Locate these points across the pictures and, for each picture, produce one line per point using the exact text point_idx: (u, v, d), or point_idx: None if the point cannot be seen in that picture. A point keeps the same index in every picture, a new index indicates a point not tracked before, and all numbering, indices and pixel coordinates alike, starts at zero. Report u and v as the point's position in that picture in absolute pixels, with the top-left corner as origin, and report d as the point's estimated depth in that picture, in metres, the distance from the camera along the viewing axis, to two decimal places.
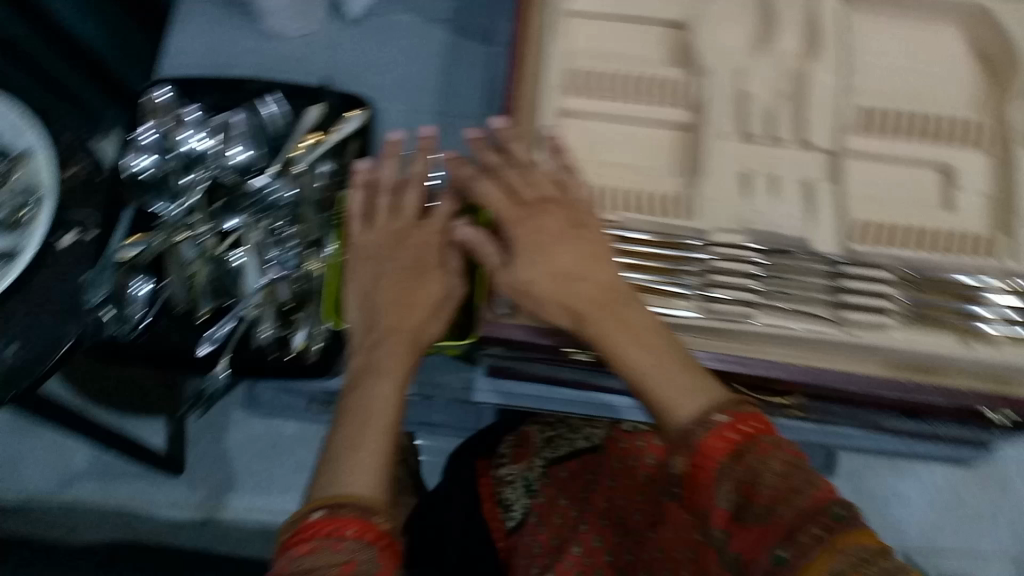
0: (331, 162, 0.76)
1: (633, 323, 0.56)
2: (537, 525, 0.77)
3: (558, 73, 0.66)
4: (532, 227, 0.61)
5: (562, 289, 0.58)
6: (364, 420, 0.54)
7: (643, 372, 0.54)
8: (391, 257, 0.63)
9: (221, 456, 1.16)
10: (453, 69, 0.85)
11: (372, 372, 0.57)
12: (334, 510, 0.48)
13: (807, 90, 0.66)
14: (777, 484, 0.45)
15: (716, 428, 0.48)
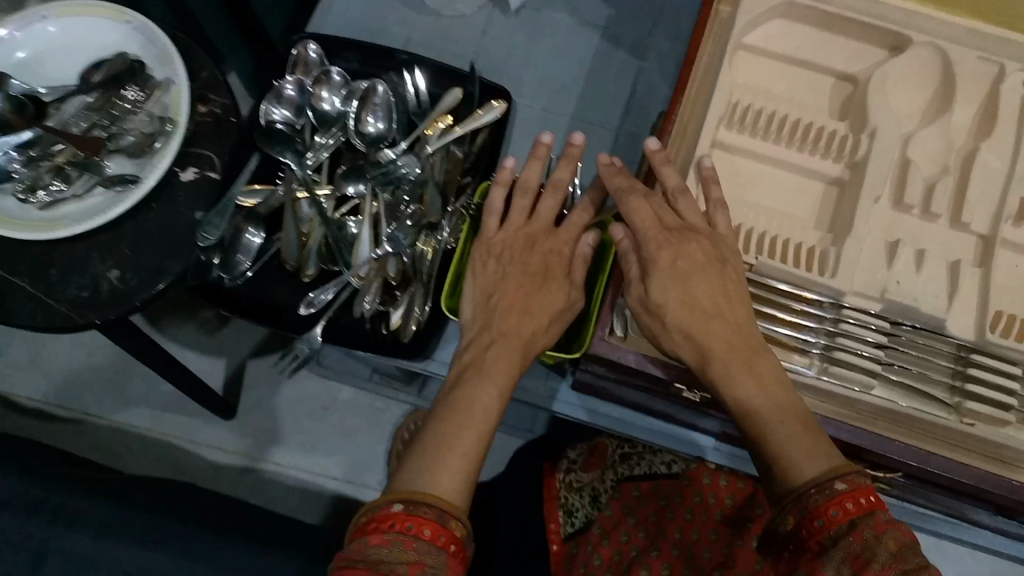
0: (462, 149, 0.75)
1: (761, 372, 0.53)
2: (599, 538, 0.72)
3: (721, 103, 0.62)
4: (670, 254, 0.57)
5: (695, 321, 0.55)
6: (463, 422, 0.52)
7: (766, 426, 0.52)
8: (520, 256, 0.61)
9: (270, 411, 1.09)
10: (599, 75, 0.80)
11: (481, 373, 0.55)
12: (412, 506, 0.46)
13: (973, 170, 0.61)
14: (889, 562, 0.45)
15: (834, 495, 0.47)
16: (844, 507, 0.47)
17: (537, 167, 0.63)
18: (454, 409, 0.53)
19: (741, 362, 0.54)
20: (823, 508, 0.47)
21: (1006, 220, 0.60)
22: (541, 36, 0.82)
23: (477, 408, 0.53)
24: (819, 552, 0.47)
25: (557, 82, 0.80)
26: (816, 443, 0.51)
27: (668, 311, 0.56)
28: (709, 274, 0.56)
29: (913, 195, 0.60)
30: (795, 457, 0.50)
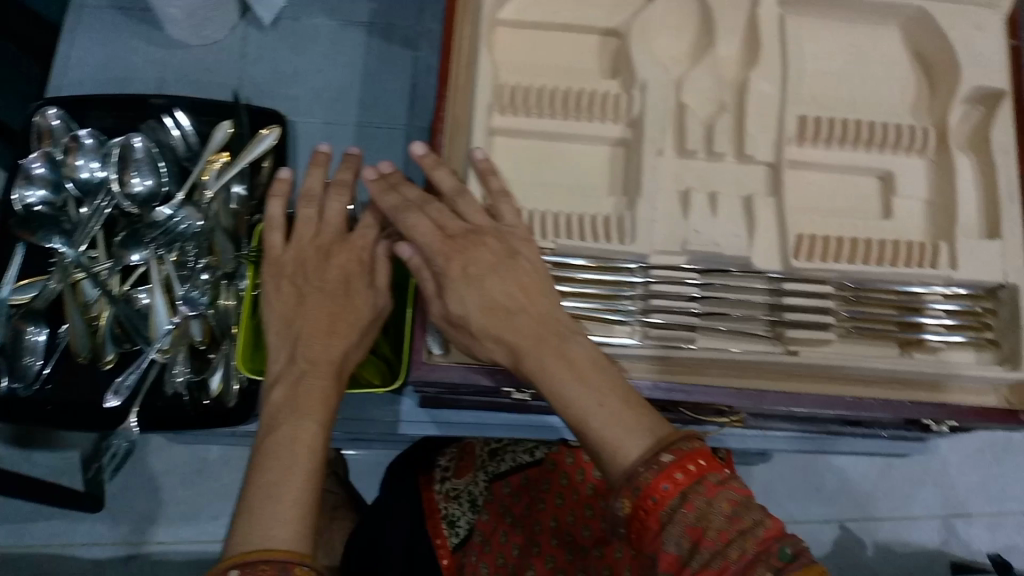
0: (244, 184, 0.70)
1: (572, 356, 0.51)
2: (482, 545, 0.71)
3: (487, 89, 0.59)
4: (461, 262, 0.54)
5: (497, 324, 0.53)
6: (289, 467, 0.48)
7: (587, 414, 0.49)
8: (316, 269, 0.56)
9: (140, 489, 1.03)
10: (372, 79, 0.79)
11: (299, 412, 0.51)
12: (252, 567, 0.44)
13: (749, 99, 0.60)
14: (725, 526, 0.43)
15: (662, 468, 0.45)
16: (674, 478, 0.45)
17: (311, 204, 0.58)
18: (277, 457, 0.49)
19: (557, 359, 0.51)
20: (653, 486, 0.45)
21: (786, 143, 0.60)
22: (307, 49, 0.79)
23: (300, 447, 0.50)
24: (659, 530, 0.45)
25: (334, 92, 0.78)
26: (638, 410, 0.49)
27: (470, 319, 0.54)
28: (507, 271, 0.54)
29: (694, 139, 0.60)
30: (615, 436, 0.48)
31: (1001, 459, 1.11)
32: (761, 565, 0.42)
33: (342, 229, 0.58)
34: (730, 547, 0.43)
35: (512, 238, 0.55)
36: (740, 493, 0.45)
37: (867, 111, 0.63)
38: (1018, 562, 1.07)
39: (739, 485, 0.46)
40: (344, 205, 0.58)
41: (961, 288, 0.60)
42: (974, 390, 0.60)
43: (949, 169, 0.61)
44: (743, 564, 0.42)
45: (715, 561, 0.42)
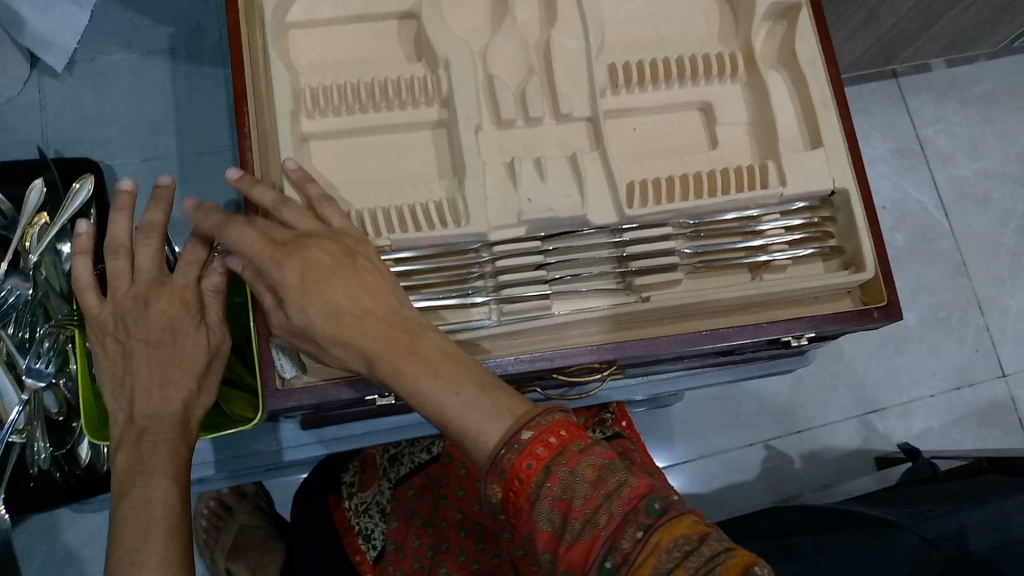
0: (71, 242, 0.66)
1: (420, 352, 0.48)
2: (397, 553, 0.70)
3: (286, 96, 0.57)
4: (296, 266, 0.50)
5: (341, 329, 0.49)
6: (148, 530, 0.47)
7: (445, 408, 0.46)
8: (138, 319, 0.53)
9: (55, 569, 0.96)
10: (187, 103, 0.78)
11: (148, 473, 0.49)
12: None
13: (554, 58, 0.60)
14: (591, 492, 0.42)
15: (524, 447, 0.44)
16: (536, 454, 0.44)
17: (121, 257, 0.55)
18: (133, 523, 0.47)
19: (407, 357, 0.48)
20: (516, 465, 0.43)
21: (599, 95, 0.60)
22: (111, 87, 0.78)
23: (156, 506, 0.48)
24: (530, 509, 0.43)
25: (148, 124, 0.78)
26: (493, 394, 0.46)
27: (314, 329, 0.50)
28: (344, 272, 0.50)
29: (508, 109, 0.59)
30: (477, 423, 0.46)
31: (902, 350, 1.13)
32: (631, 525, 0.41)
33: (160, 270, 0.55)
34: (598, 513, 0.42)
35: (343, 241, 0.52)
36: (601, 457, 0.44)
37: (675, 46, 0.63)
38: (936, 444, 1.11)
39: (601, 448, 0.45)
40: (155, 248, 0.55)
41: (799, 202, 0.61)
42: (830, 298, 0.61)
43: (762, 89, 0.62)
44: (613, 528, 0.41)
45: (586, 530, 0.42)
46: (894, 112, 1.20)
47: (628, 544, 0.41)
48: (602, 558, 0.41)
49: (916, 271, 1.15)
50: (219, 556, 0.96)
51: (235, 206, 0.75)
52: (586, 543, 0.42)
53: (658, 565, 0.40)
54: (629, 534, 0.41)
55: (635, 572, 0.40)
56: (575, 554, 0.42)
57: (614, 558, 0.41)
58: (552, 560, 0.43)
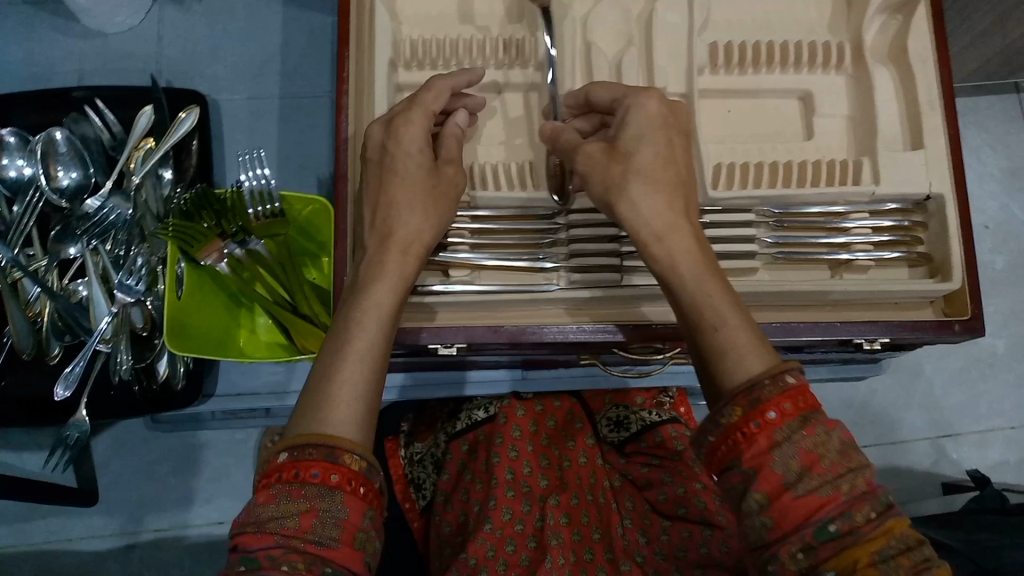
0: (172, 168, 0.71)
1: (700, 250, 0.46)
2: (444, 504, 0.69)
3: (387, 45, 0.58)
4: (654, 112, 0.49)
5: (663, 174, 0.48)
6: (341, 379, 0.42)
7: (727, 321, 0.43)
8: (398, 165, 0.50)
9: (126, 481, 1.01)
10: (290, 48, 0.81)
11: (352, 329, 0.44)
12: (298, 451, 0.39)
13: (655, 31, 0.59)
14: (839, 459, 0.39)
15: (788, 387, 0.40)
16: (795, 401, 0.40)
17: (381, 129, 0.52)
18: (331, 372, 0.42)
19: (689, 252, 0.45)
20: (774, 401, 0.39)
21: (696, 73, 0.59)
22: (224, 25, 0.81)
23: (354, 365, 0.43)
24: (769, 448, 0.39)
25: (255, 65, 0.80)
26: (762, 337, 0.43)
27: (640, 161, 0.48)
28: (673, 132, 0.50)
29: (602, 79, 0.59)
30: (744, 344, 0.42)
31: (987, 376, 1.08)
32: (867, 503, 0.37)
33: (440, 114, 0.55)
34: (840, 479, 0.38)
35: (680, 116, 0.51)
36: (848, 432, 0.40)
37: (782, 31, 0.62)
38: (1011, 478, 1.06)
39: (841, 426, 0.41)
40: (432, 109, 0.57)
41: (891, 204, 0.59)
42: (909, 305, 0.59)
43: (867, 83, 0.60)
44: (853, 498, 0.37)
45: (825, 489, 0.38)
46: (1014, 128, 1.14)
47: (860, 518, 0.37)
48: (827, 520, 0.37)
49: (1014, 295, 1.10)
50: None
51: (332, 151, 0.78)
52: (817, 500, 0.37)
53: (884, 548, 0.37)
54: (864, 510, 0.37)
55: (860, 546, 0.36)
56: (799, 507, 0.38)
57: (841, 524, 0.37)
58: (761, 502, 0.39)
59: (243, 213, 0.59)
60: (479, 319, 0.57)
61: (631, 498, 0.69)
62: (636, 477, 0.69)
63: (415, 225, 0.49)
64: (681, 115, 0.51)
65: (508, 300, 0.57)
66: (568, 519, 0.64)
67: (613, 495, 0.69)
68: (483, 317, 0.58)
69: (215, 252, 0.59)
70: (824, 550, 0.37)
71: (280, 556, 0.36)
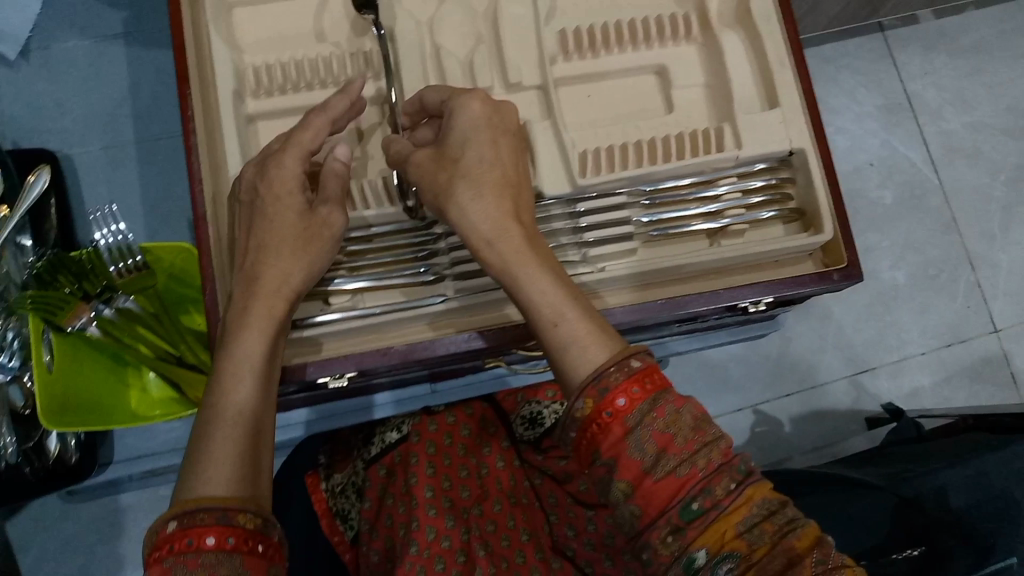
0: (32, 235, 0.67)
1: (540, 249, 0.47)
2: (371, 532, 0.66)
3: (228, 75, 0.57)
4: (479, 109, 0.50)
5: (491, 174, 0.48)
6: (215, 440, 0.41)
7: (561, 307, 0.44)
8: (265, 199, 0.48)
9: None
10: (143, 89, 0.78)
11: (229, 385, 0.44)
12: (187, 519, 0.38)
13: (502, 24, 0.59)
14: (693, 435, 0.41)
15: (632, 372, 0.41)
16: (643, 384, 0.41)
17: (252, 168, 0.49)
18: (206, 434, 0.42)
19: (518, 251, 0.46)
20: (623, 388, 0.41)
21: (548, 62, 0.59)
22: (70, 75, 0.78)
23: (230, 424, 0.42)
24: (624, 435, 0.41)
25: (107, 112, 0.77)
26: (600, 321, 0.45)
27: (463, 161, 0.49)
28: (498, 134, 0.50)
29: (455, 81, 0.59)
30: (580, 335, 0.43)
31: (891, 308, 1.12)
32: (725, 476, 0.40)
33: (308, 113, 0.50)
34: (697, 455, 0.40)
35: (505, 113, 0.51)
36: (700, 407, 0.42)
37: (627, 8, 0.61)
38: (928, 403, 1.09)
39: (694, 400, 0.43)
40: None
41: (758, 164, 0.59)
42: (789, 261, 0.60)
43: (716, 50, 0.60)
44: (711, 473, 0.40)
45: (684, 469, 0.40)
46: (882, 66, 1.17)
47: (720, 492, 0.39)
48: (691, 499, 0.39)
49: (905, 227, 1.14)
50: None
51: None
52: (678, 481, 0.40)
53: (746, 517, 0.39)
54: (724, 483, 0.40)
55: (724, 518, 0.39)
56: (662, 490, 0.40)
57: (703, 501, 0.39)
58: (626, 490, 0.41)
59: (106, 272, 0.55)
60: (369, 343, 0.57)
61: (553, 494, 0.69)
62: (556, 472, 0.69)
63: (284, 269, 0.47)
64: (507, 114, 0.51)
65: (395, 318, 0.56)
66: (494, 526, 0.65)
67: (536, 494, 0.70)
68: (372, 339, 0.57)
69: (83, 315, 0.56)
70: (691, 528, 0.39)
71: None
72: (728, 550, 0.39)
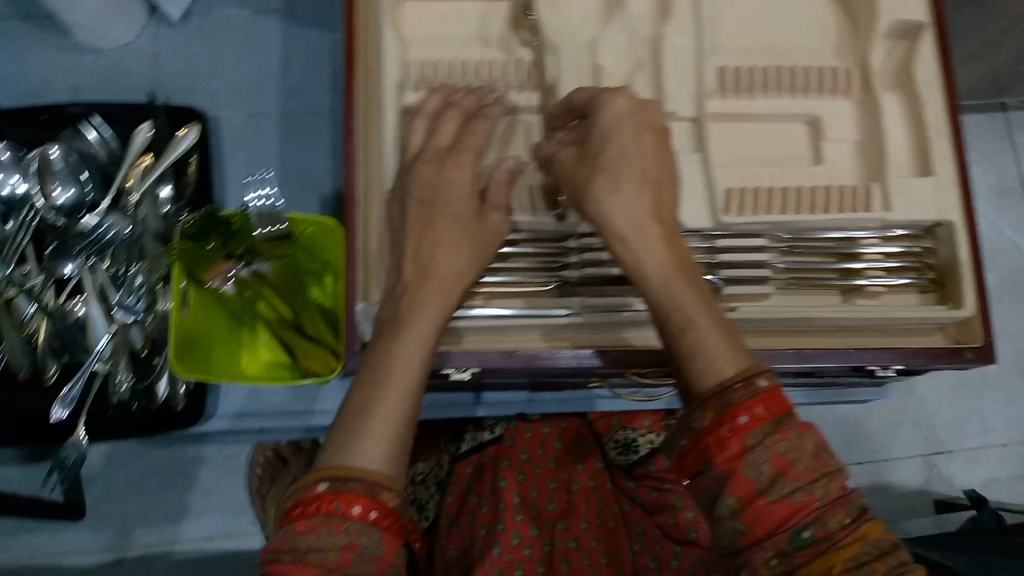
0: (172, 184, 0.69)
1: (678, 251, 0.47)
2: (450, 526, 0.70)
3: (393, 68, 0.58)
4: (623, 104, 0.50)
5: (629, 168, 0.48)
6: (377, 412, 0.46)
7: (694, 320, 0.44)
8: (438, 204, 0.54)
9: (117, 495, 1.01)
10: (289, 64, 0.80)
11: (390, 362, 0.49)
12: (339, 484, 0.44)
13: (665, 53, 0.59)
14: (812, 463, 0.41)
15: (760, 391, 0.42)
16: (768, 404, 0.42)
17: (429, 168, 0.54)
18: (369, 406, 0.47)
19: (654, 253, 0.46)
20: (747, 406, 0.41)
21: (706, 96, 0.59)
22: (223, 41, 0.80)
23: (389, 398, 0.47)
24: (742, 452, 0.41)
25: (254, 81, 0.79)
26: (730, 333, 0.44)
27: (602, 154, 0.49)
28: (644, 130, 0.50)
29: None
30: (715, 348, 0.43)
31: (977, 395, 1.09)
32: (841, 508, 0.40)
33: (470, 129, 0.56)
34: (814, 484, 0.41)
35: (653, 115, 0.50)
36: (822, 435, 0.42)
37: (787, 56, 0.61)
38: (1002, 495, 1.06)
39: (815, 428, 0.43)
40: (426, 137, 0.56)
41: (900, 230, 0.59)
42: (917, 330, 0.60)
43: (875, 108, 0.59)
44: (826, 504, 0.40)
45: (798, 496, 0.40)
46: (999, 146, 1.15)
47: (834, 524, 0.40)
48: (802, 526, 0.40)
49: (1003, 312, 1.11)
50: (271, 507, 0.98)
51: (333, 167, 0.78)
52: (790, 507, 0.40)
53: (858, 554, 0.39)
54: (838, 516, 0.40)
55: (835, 551, 0.39)
56: (774, 513, 0.40)
57: (816, 530, 0.40)
58: (735, 506, 0.41)
59: (250, 236, 0.58)
60: (494, 343, 0.58)
61: (641, 523, 0.69)
62: (645, 501, 0.70)
63: (457, 267, 0.52)
64: (655, 115, 0.51)
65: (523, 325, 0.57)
66: (578, 543, 0.65)
67: (623, 519, 0.70)
68: (497, 340, 0.58)
69: (221, 275, 0.58)
70: (799, 555, 0.40)
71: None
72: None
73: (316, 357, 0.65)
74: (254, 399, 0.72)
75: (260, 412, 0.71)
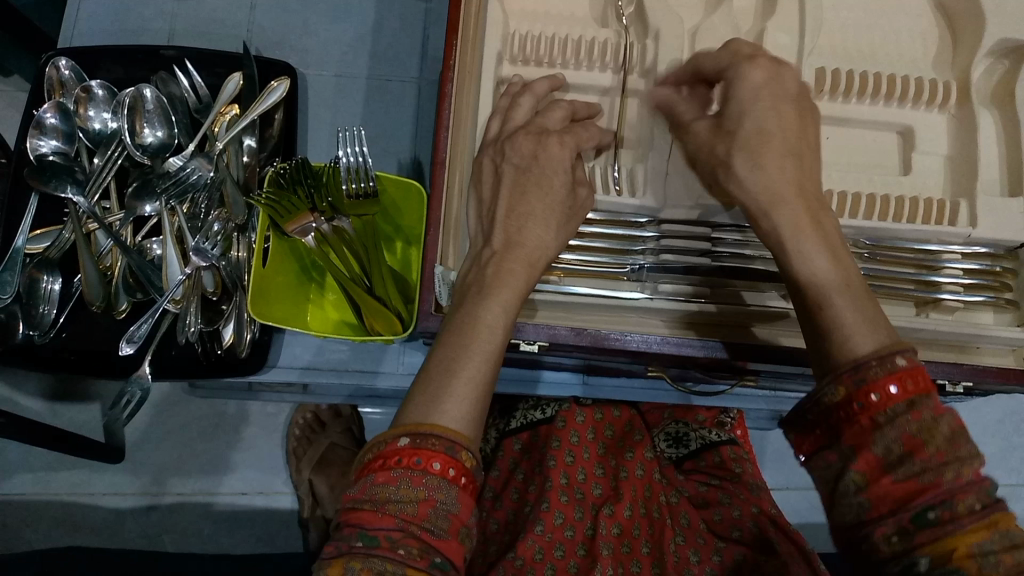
0: (256, 136, 0.70)
1: (824, 231, 0.47)
2: (494, 502, 0.72)
3: (496, 37, 0.58)
4: (762, 73, 0.50)
5: (767, 144, 0.49)
6: (456, 377, 0.47)
7: (841, 317, 0.44)
8: (540, 181, 0.54)
9: (159, 441, 1.02)
10: (380, 32, 0.81)
11: (469, 327, 0.49)
12: (421, 439, 0.44)
13: (765, 49, 0.59)
14: (945, 445, 0.39)
15: (895, 369, 0.41)
16: (903, 383, 0.41)
17: (529, 141, 0.55)
18: (448, 371, 0.47)
19: (798, 228, 0.47)
20: (880, 384, 0.41)
21: None
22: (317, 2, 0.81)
23: (464, 361, 0.47)
24: (871, 429, 0.41)
25: (344, 44, 0.80)
26: (873, 311, 0.44)
27: (743, 129, 0.50)
28: (781, 100, 0.50)
29: None
30: (853, 325, 0.43)
31: (1021, 430, 1.07)
32: (972, 494, 0.38)
33: (560, 119, 0.57)
34: (946, 466, 0.38)
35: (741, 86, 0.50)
36: (962, 420, 0.40)
37: (886, 63, 0.62)
38: None
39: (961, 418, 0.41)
40: (528, 109, 0.56)
41: (981, 247, 0.58)
42: (990, 351, 0.59)
43: (971, 123, 0.59)
44: (956, 487, 0.38)
45: (926, 475, 0.38)
46: None
47: (961, 508, 0.37)
48: (927, 507, 0.38)
49: None
50: (305, 467, 1.00)
51: (412, 137, 0.79)
52: (917, 486, 0.39)
53: (985, 541, 0.37)
54: (968, 501, 0.38)
55: (960, 535, 0.37)
56: (898, 491, 0.39)
57: (941, 512, 0.38)
58: (859, 483, 0.41)
59: (336, 188, 0.60)
60: (565, 320, 0.58)
61: (686, 515, 0.68)
62: (692, 494, 0.71)
63: (542, 239, 0.53)
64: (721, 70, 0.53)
65: (596, 305, 0.57)
66: (620, 529, 0.65)
67: (669, 510, 0.69)
68: (568, 318, 0.58)
69: (305, 223, 0.60)
70: (920, 535, 0.38)
71: (398, 539, 0.41)
72: (954, 567, 0.37)
73: (380, 316, 0.63)
74: (319, 356, 0.73)
75: (321, 367, 0.72)
